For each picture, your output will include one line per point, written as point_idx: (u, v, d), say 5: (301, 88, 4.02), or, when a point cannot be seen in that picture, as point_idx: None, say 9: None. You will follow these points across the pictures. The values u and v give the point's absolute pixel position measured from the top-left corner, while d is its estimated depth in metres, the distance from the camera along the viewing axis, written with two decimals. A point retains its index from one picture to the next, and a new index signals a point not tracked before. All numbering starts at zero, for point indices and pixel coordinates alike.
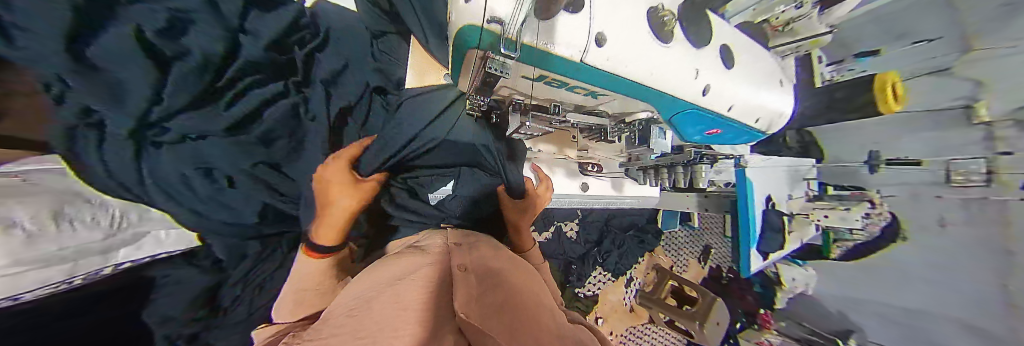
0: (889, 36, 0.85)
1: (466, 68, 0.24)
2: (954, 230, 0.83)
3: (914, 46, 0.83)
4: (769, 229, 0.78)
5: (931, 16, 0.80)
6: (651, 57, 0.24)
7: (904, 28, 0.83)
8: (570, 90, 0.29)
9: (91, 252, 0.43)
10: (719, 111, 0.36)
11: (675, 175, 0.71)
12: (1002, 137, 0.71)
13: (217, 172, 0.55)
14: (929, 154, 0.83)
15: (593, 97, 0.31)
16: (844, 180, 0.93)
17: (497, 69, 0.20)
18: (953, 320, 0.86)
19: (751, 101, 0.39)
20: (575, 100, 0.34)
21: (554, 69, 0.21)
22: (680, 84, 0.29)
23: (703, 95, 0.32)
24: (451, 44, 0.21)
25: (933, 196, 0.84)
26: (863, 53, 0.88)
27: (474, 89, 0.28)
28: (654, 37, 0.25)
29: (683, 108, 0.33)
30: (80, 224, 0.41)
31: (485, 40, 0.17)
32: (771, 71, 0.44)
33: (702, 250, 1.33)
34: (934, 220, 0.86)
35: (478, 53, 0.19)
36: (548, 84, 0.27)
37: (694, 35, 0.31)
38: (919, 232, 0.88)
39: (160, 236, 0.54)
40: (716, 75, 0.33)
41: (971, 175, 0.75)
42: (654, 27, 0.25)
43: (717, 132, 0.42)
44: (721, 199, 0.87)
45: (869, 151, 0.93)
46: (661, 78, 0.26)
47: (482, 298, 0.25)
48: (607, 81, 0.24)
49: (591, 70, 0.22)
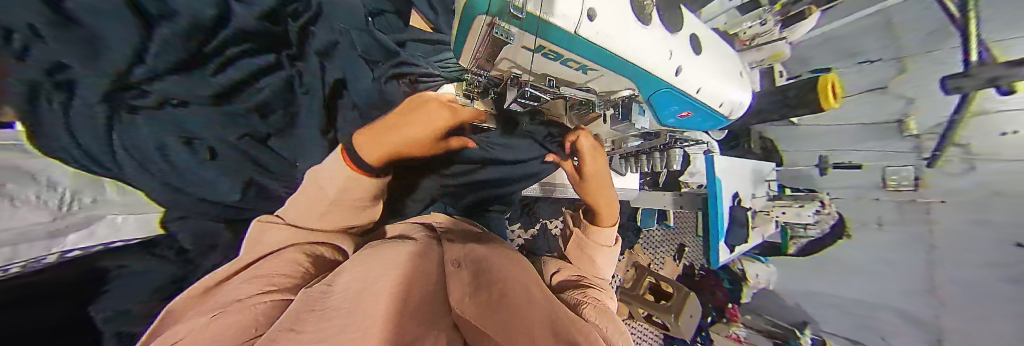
0: (844, 55, 0.97)
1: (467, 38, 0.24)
2: (888, 229, 0.94)
3: (859, 65, 0.95)
4: (735, 224, 0.85)
5: (872, 37, 0.92)
6: (634, 37, 0.27)
7: (852, 48, 0.96)
8: (564, 63, 0.30)
9: None
10: (690, 93, 0.40)
11: (654, 161, 0.78)
12: (928, 147, 0.85)
13: (200, 143, 0.49)
14: (869, 158, 0.95)
15: (584, 72, 0.33)
16: (798, 183, 1.07)
17: (504, 34, 0.21)
18: (895, 311, 0.97)
19: (717, 85, 0.43)
20: (569, 75, 0.35)
21: (554, 42, 0.23)
22: (658, 63, 0.31)
23: (676, 75, 0.36)
24: (462, 6, 0.22)
25: (873, 199, 0.95)
26: (818, 69, 0.98)
27: (473, 60, 0.29)
28: (637, 20, 0.27)
29: (659, 88, 0.36)
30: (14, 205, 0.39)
31: (493, 5, 0.18)
32: (734, 65, 0.48)
33: (677, 248, 1.40)
34: (873, 219, 0.97)
35: (487, 16, 0.20)
36: (545, 56, 0.28)
37: (670, 20, 0.34)
38: (862, 229, 1.00)
39: (116, 221, 0.51)
40: (686, 58, 0.36)
41: (902, 180, 0.88)
42: (637, 11, 0.27)
43: (688, 114, 0.46)
44: (694, 197, 0.92)
45: (820, 155, 1.04)
46: (639, 58, 0.29)
47: (474, 296, 0.29)
48: (599, 55, 0.26)
49: (585, 43, 0.24)
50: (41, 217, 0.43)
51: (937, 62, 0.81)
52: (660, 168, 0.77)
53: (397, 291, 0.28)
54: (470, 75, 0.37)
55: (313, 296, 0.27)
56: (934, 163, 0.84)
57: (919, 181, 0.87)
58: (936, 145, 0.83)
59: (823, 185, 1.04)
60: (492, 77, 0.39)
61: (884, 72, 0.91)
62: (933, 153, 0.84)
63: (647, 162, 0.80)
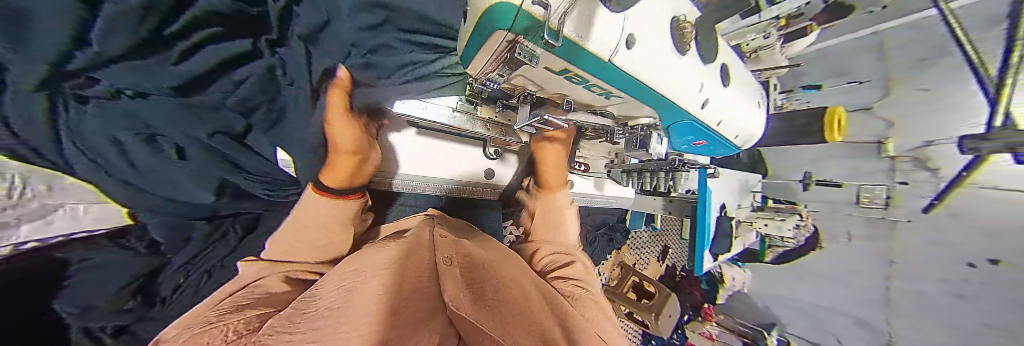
0: (830, 74, 1.00)
1: (484, 55, 0.23)
2: (856, 244, 0.99)
3: (847, 84, 0.98)
4: (720, 234, 0.89)
5: (862, 60, 0.93)
6: (668, 65, 0.27)
7: (840, 68, 0.97)
8: (587, 88, 0.30)
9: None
10: (709, 124, 0.41)
11: (657, 178, 0.78)
12: (901, 169, 0.89)
13: (164, 139, 0.35)
14: (846, 178, 1.00)
15: (606, 97, 0.33)
16: (778, 194, 1.14)
17: (527, 54, 0.19)
18: (853, 317, 1.03)
19: (735, 118, 0.44)
20: (588, 98, 0.35)
21: (584, 67, 0.22)
22: (687, 96, 0.32)
23: (701, 108, 0.36)
24: (476, 19, 0.19)
25: (844, 213, 1.01)
26: (809, 86, 1.04)
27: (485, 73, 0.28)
28: (674, 49, 0.27)
29: (682, 119, 0.36)
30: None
31: (520, 24, 0.16)
32: (752, 94, 0.49)
33: (661, 250, 1.43)
34: (843, 234, 1.02)
35: (510, 34, 0.18)
36: (569, 79, 0.27)
37: (705, 51, 0.34)
38: (832, 243, 1.05)
39: (77, 211, 0.42)
40: (714, 89, 0.37)
41: (875, 199, 0.94)
42: (675, 39, 0.27)
43: (700, 144, 0.47)
44: (684, 204, 0.94)
45: (805, 171, 1.09)
46: (671, 85, 0.29)
47: (469, 292, 0.29)
48: (627, 85, 0.26)
49: (616, 72, 0.23)
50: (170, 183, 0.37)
51: (925, 91, 0.84)
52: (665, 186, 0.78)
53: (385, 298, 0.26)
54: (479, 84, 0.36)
55: (308, 303, 0.27)
56: (933, 207, 0.84)
57: (890, 199, 0.92)
58: (939, 190, 0.82)
59: (804, 198, 1.09)
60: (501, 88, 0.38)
61: (870, 93, 0.94)
62: (932, 200, 0.84)
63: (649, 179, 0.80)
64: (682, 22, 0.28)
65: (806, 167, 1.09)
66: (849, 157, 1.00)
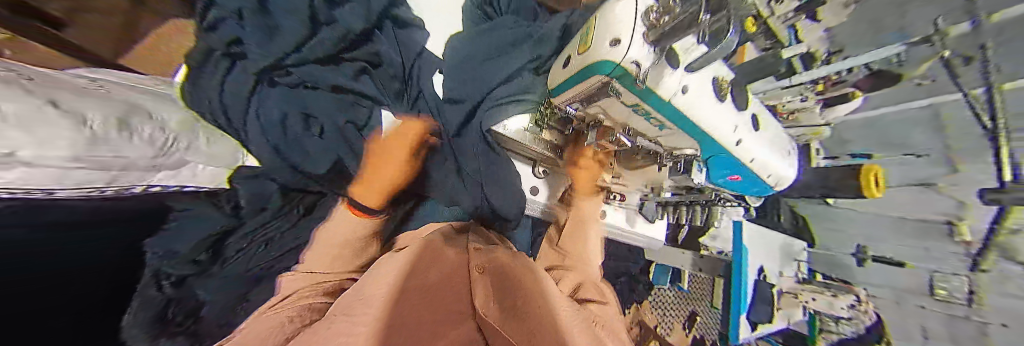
0: (886, 143, 0.88)
1: (585, 82, 0.38)
2: (936, 345, 0.85)
3: (902, 156, 0.87)
4: (759, 300, 0.81)
5: (920, 131, 0.80)
6: (702, 104, 0.39)
7: (896, 139, 0.85)
8: (646, 118, 0.43)
9: (135, 169, 0.42)
10: (744, 160, 0.48)
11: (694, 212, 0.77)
12: (990, 262, 0.76)
13: None
14: (913, 257, 0.89)
15: (659, 127, 0.44)
16: (832, 269, 1.03)
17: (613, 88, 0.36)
18: None
19: (768, 157, 0.50)
20: (643, 126, 0.46)
21: (647, 100, 0.37)
22: (721, 131, 0.42)
23: (734, 145, 0.45)
24: (585, 67, 0.37)
25: (916, 304, 0.87)
26: (859, 153, 0.92)
27: (575, 98, 0.45)
28: (714, 95, 0.39)
29: (718, 151, 0.46)
30: (139, 138, 0.42)
31: (615, 69, 0.32)
32: (783, 142, 0.52)
33: (688, 316, 1.18)
34: (918, 332, 0.87)
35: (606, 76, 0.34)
36: (635, 111, 0.41)
37: (739, 100, 0.43)
38: (903, 340, 0.90)
39: None
40: (746, 133, 0.46)
41: (954, 291, 0.81)
42: (716, 90, 0.40)
43: (736, 178, 0.54)
44: (716, 260, 0.97)
45: (858, 243, 0.99)
46: (705, 120, 0.40)
47: (498, 301, 0.29)
48: (670, 112, 0.38)
49: (661, 99, 0.36)
50: (147, 151, 0.43)
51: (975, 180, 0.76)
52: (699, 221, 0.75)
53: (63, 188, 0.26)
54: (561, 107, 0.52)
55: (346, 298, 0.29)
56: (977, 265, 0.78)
57: (975, 295, 0.78)
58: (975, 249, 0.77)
59: (861, 278, 0.98)
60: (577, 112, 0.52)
61: (930, 168, 0.82)
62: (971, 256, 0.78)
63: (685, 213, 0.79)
64: (721, 81, 0.40)
65: (858, 239, 0.99)
66: (904, 238, 0.90)
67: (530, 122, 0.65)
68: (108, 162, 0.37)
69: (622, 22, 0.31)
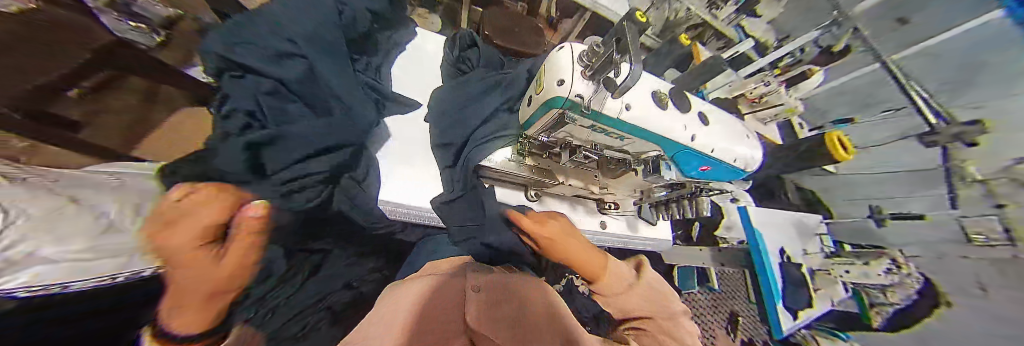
0: (858, 106, 1.00)
1: (547, 115, 0.48)
2: (998, 296, 0.74)
3: (883, 114, 0.93)
4: (791, 283, 0.78)
5: (885, 90, 0.91)
6: (647, 112, 0.46)
7: (868, 100, 0.96)
8: (607, 135, 0.50)
9: (147, 253, 0.42)
10: (706, 152, 0.52)
11: (683, 208, 0.69)
12: (999, 193, 0.74)
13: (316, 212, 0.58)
14: (926, 208, 0.89)
15: (621, 139, 0.51)
16: (860, 239, 0.99)
17: (569, 117, 0.44)
18: None
19: (732, 147, 0.53)
20: (609, 142, 0.53)
21: (599, 120, 0.45)
22: (671, 132, 0.48)
23: (691, 140, 0.50)
24: (545, 104, 0.47)
25: (957, 256, 0.82)
26: (840, 121, 1.05)
27: (545, 129, 0.53)
28: (656, 104, 0.47)
29: (677, 148, 0.50)
30: (152, 223, 0.43)
31: (565, 102, 0.42)
32: (739, 128, 0.57)
33: (730, 320, 1.10)
34: (972, 284, 0.79)
35: (560, 108, 0.44)
36: (596, 130, 0.49)
37: (680, 103, 0.50)
38: (961, 297, 0.80)
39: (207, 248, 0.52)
40: (699, 129, 0.50)
41: (991, 234, 0.76)
42: (657, 100, 0.47)
43: (707, 168, 0.56)
44: (735, 253, 0.91)
45: (868, 204, 1.02)
46: (653, 125, 0.46)
47: None
48: (622, 125, 0.46)
49: (610, 118, 0.44)
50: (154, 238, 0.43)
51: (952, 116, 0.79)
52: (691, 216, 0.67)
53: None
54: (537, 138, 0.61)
55: None
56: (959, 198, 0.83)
57: (1012, 233, 0.72)
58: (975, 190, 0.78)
59: (892, 240, 0.95)
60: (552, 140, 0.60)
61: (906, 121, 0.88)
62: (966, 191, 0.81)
63: (677, 210, 0.72)
64: (661, 93, 0.49)
65: (869, 200, 1.02)
66: (917, 189, 0.91)
67: (515, 153, 0.70)
68: (115, 249, 0.38)
69: (564, 68, 0.42)
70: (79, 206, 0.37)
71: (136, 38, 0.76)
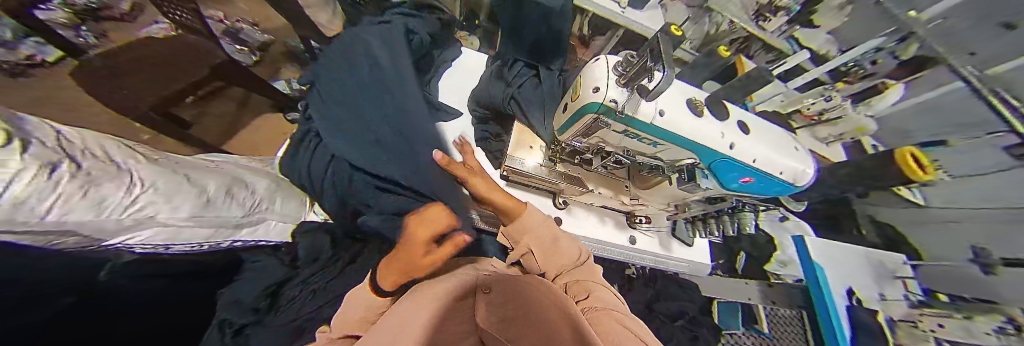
0: (949, 126, 0.84)
1: (579, 120, 0.49)
2: None
3: (986, 137, 0.77)
4: (863, 332, 0.65)
5: (973, 110, 0.79)
6: (683, 118, 0.45)
7: (959, 119, 0.82)
8: (639, 141, 0.49)
9: (225, 225, 0.52)
10: (750, 164, 0.48)
11: (723, 223, 0.70)
12: None
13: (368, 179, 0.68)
14: None
15: (653, 146, 0.50)
16: (962, 289, 0.81)
17: (604, 121, 0.45)
18: None
19: (782, 159, 0.48)
20: (640, 148, 0.52)
21: (633, 125, 0.44)
22: (708, 138, 0.46)
23: (730, 149, 0.47)
24: (577, 110, 0.48)
25: None
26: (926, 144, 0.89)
27: (575, 135, 0.54)
28: (691, 112, 0.46)
29: (715, 156, 0.47)
30: (235, 202, 0.53)
31: (600, 107, 0.43)
32: (785, 139, 0.52)
33: None
34: None
35: (594, 113, 0.45)
36: (628, 136, 0.49)
37: (716, 111, 0.48)
38: None
39: (270, 225, 0.63)
40: (739, 137, 0.47)
41: None
42: (693, 108, 0.46)
43: (750, 180, 0.50)
44: (791, 289, 0.82)
45: (970, 245, 0.85)
46: (690, 131, 0.45)
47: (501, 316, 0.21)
48: (656, 131, 0.45)
49: (645, 123, 0.44)
50: (236, 212, 0.53)
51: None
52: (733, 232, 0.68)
53: (91, 242, 0.35)
54: (564, 144, 0.62)
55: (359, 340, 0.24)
56: None
57: None
58: None
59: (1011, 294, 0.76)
60: (581, 146, 0.60)
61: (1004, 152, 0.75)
62: None
63: (717, 225, 0.72)
64: (695, 101, 0.48)
65: (971, 239, 0.86)
66: None
67: (546, 159, 0.69)
68: (211, 221, 0.48)
69: (598, 77, 0.44)
70: (191, 184, 0.45)
71: (240, 58, 1.06)
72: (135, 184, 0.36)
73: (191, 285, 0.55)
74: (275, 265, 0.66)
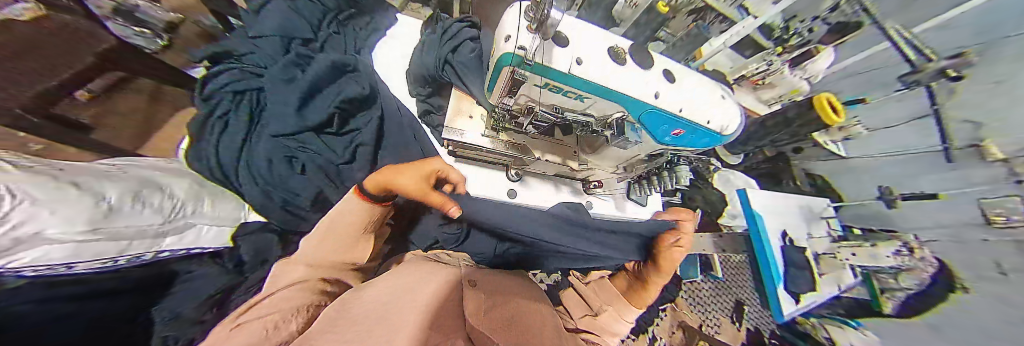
0: (873, 85, 0.93)
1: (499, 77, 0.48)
2: (1020, 279, 0.72)
3: (894, 94, 0.89)
4: (794, 266, 0.76)
5: (894, 69, 0.88)
6: (601, 68, 0.45)
7: (881, 79, 0.91)
8: (566, 95, 0.50)
9: (144, 236, 0.44)
10: (672, 112, 0.51)
11: (663, 180, 0.68)
12: None
13: (297, 162, 0.71)
14: (949, 188, 0.84)
15: (581, 100, 0.51)
16: (871, 222, 0.96)
17: (520, 74, 0.44)
18: None
19: (701, 107, 0.52)
20: (570, 104, 0.53)
21: (551, 77, 0.45)
22: (630, 87, 0.47)
23: (655, 98, 0.49)
24: (495, 66, 0.47)
25: (979, 239, 0.78)
26: (852, 100, 0.96)
27: (503, 96, 0.53)
28: (613, 60, 0.47)
29: (643, 107, 0.49)
30: (148, 207, 0.45)
31: (512, 58, 0.43)
32: (712, 89, 0.55)
33: (734, 307, 1.12)
34: (993, 268, 0.76)
35: (511, 66, 0.44)
36: (551, 91, 0.49)
37: (641, 60, 0.49)
38: (980, 280, 0.78)
39: (202, 230, 0.55)
40: (662, 86, 0.49)
41: (1011, 215, 0.72)
42: (614, 56, 0.47)
43: (681, 132, 0.55)
44: (735, 237, 0.90)
45: (880, 185, 0.97)
46: (611, 79, 0.46)
47: (483, 314, 0.33)
48: (577, 80, 0.45)
49: (564, 74, 0.44)
50: (156, 219, 0.46)
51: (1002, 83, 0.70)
52: (671, 186, 0.66)
53: None
54: (499, 109, 0.60)
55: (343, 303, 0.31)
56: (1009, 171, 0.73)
57: None
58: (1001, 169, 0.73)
59: (905, 223, 0.91)
60: (512, 111, 0.60)
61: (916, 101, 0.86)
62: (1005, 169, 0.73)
63: (658, 184, 0.71)
64: (618, 49, 0.48)
65: (880, 181, 0.98)
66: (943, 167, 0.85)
67: (489, 128, 0.69)
68: (120, 232, 0.40)
69: (510, 25, 0.43)
70: (81, 191, 0.37)
71: (142, 44, 0.74)
72: (12, 195, 0.29)
73: (127, 302, 0.44)
74: (217, 273, 0.57)
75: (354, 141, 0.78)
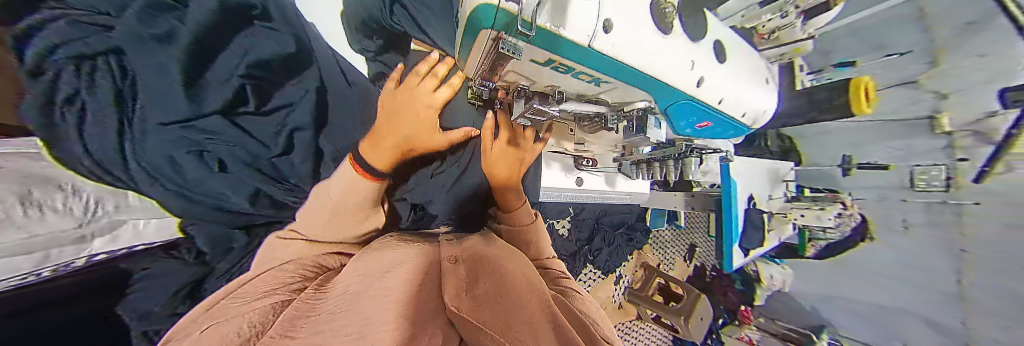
0: (867, 48, 0.89)
1: (478, 46, 0.36)
2: (917, 232, 0.85)
3: (884, 58, 0.87)
4: (750, 227, 0.85)
5: (903, 30, 0.82)
6: (638, 45, 0.35)
7: (884, 40, 0.85)
8: (577, 76, 0.41)
9: (64, 242, 0.47)
10: (708, 103, 0.49)
11: (667, 169, 0.74)
12: (961, 145, 0.76)
13: (211, 154, 0.57)
14: (896, 159, 0.89)
15: (596, 83, 0.43)
16: (817, 183, 1.07)
17: (508, 46, 0.31)
18: (919, 317, 0.87)
19: (733, 97, 0.52)
20: (581, 87, 0.46)
21: (563, 54, 0.34)
22: (663, 71, 0.40)
23: (696, 86, 0.45)
24: (471, 27, 0.33)
25: (899, 199, 0.88)
26: (842, 63, 0.94)
27: (483, 66, 0.41)
28: (656, 30, 0.37)
29: (678, 98, 0.45)
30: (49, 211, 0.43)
31: (498, 19, 0.28)
32: (755, 71, 0.56)
33: (688, 249, 1.49)
34: (899, 222, 0.89)
35: (492, 31, 0.30)
36: (555, 68, 0.39)
37: (692, 33, 0.43)
38: (886, 232, 0.92)
39: (138, 227, 0.60)
40: (706, 70, 0.45)
41: (932, 180, 0.81)
42: (656, 22, 0.37)
43: (706, 124, 0.55)
44: (707, 198, 0.96)
45: (844, 154, 1.01)
46: (647, 61, 0.37)
47: (471, 289, 0.33)
48: (597, 60, 0.35)
49: (592, 52, 0.33)
50: (70, 223, 0.47)
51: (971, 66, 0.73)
52: (673, 178, 0.73)
53: None
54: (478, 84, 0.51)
55: (308, 301, 0.31)
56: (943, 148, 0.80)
57: (952, 181, 0.78)
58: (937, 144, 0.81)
59: (846, 185, 1.02)
60: (499, 85, 0.51)
61: (912, 65, 0.83)
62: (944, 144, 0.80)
63: (658, 170, 0.77)
64: (662, 5, 0.38)
65: (845, 150, 1.01)
66: (894, 138, 0.90)
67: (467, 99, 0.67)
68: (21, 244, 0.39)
69: None
70: None
71: None
72: None
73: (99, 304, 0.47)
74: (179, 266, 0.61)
75: (286, 124, 0.66)
